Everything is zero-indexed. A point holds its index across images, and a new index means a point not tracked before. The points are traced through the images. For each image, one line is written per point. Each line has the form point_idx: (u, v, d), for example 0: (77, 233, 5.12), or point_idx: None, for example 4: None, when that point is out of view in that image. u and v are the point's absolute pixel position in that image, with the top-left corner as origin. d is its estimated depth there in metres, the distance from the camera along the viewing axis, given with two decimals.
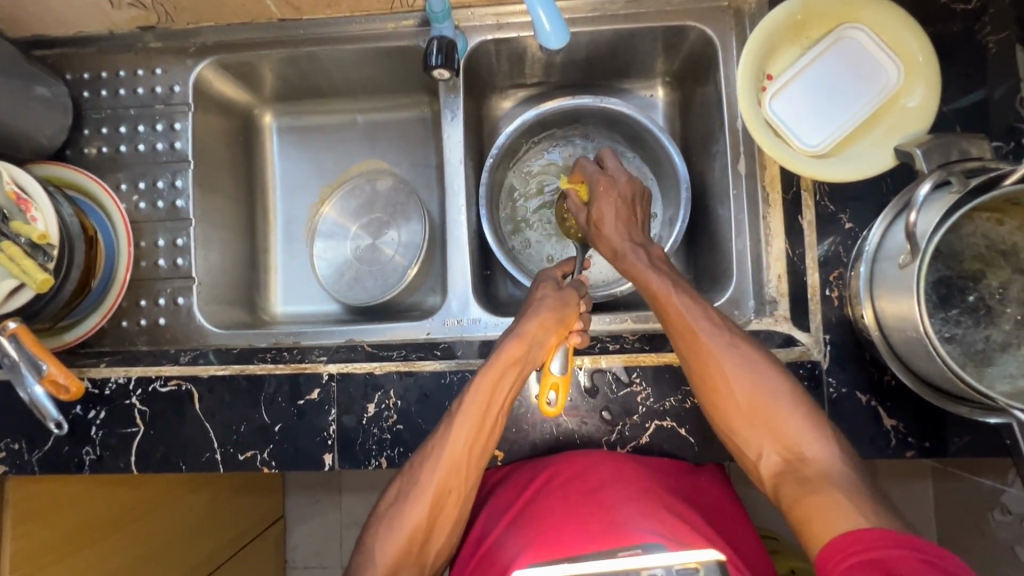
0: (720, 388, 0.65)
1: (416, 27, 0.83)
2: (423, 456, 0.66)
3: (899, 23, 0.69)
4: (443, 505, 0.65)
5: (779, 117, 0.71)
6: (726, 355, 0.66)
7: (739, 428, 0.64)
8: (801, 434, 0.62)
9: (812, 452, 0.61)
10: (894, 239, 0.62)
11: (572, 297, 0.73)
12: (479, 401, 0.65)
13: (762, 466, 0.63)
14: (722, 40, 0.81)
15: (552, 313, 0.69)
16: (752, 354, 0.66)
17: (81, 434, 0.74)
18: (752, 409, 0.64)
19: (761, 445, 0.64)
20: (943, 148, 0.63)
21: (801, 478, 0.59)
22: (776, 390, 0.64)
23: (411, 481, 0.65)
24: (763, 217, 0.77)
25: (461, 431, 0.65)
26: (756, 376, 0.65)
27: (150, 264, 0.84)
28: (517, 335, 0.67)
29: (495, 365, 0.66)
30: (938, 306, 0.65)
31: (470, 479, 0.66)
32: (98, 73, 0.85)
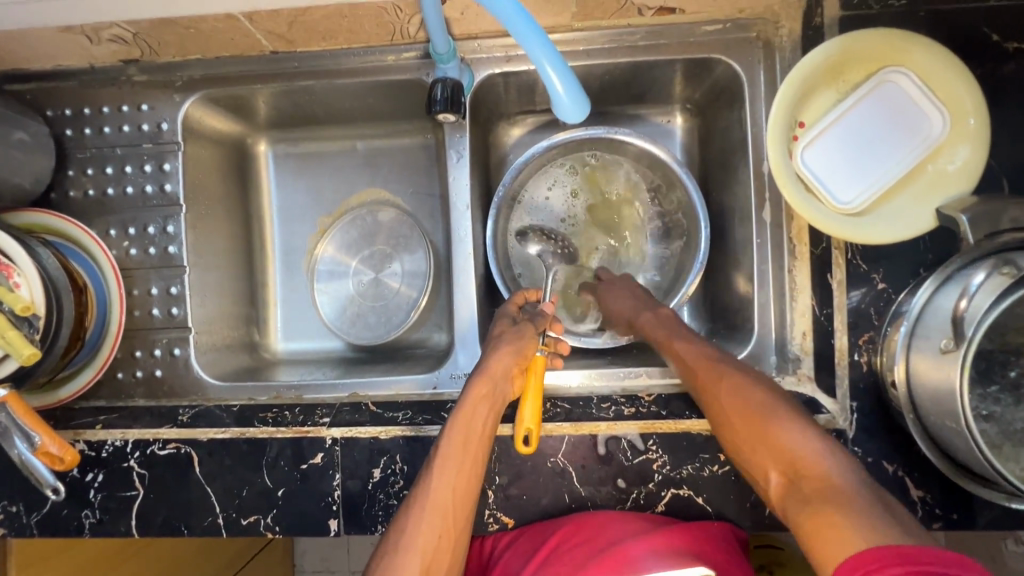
0: (725, 415, 0.61)
1: (418, 59, 0.77)
2: (409, 511, 0.60)
3: (950, 71, 0.63)
4: (436, 561, 0.58)
5: (811, 171, 0.66)
6: (716, 372, 0.63)
7: (746, 449, 0.57)
8: (803, 448, 0.53)
9: (808, 462, 0.52)
10: (936, 313, 0.58)
11: (529, 330, 0.70)
12: (455, 441, 0.62)
13: (771, 490, 0.54)
14: (749, 74, 0.75)
15: (512, 345, 0.68)
16: (746, 373, 0.63)
17: (79, 497, 0.72)
18: (751, 430, 0.58)
19: (751, 450, 0.57)
20: (991, 215, 0.58)
21: (803, 496, 0.50)
22: (772, 403, 0.59)
23: (397, 534, 0.59)
24: (788, 270, 0.73)
25: (443, 475, 0.61)
26: (745, 388, 0.61)
27: (144, 314, 0.80)
28: (481, 371, 0.66)
29: (468, 402, 0.64)
30: (976, 380, 0.61)
31: (461, 530, 0.60)
32: (80, 108, 0.80)
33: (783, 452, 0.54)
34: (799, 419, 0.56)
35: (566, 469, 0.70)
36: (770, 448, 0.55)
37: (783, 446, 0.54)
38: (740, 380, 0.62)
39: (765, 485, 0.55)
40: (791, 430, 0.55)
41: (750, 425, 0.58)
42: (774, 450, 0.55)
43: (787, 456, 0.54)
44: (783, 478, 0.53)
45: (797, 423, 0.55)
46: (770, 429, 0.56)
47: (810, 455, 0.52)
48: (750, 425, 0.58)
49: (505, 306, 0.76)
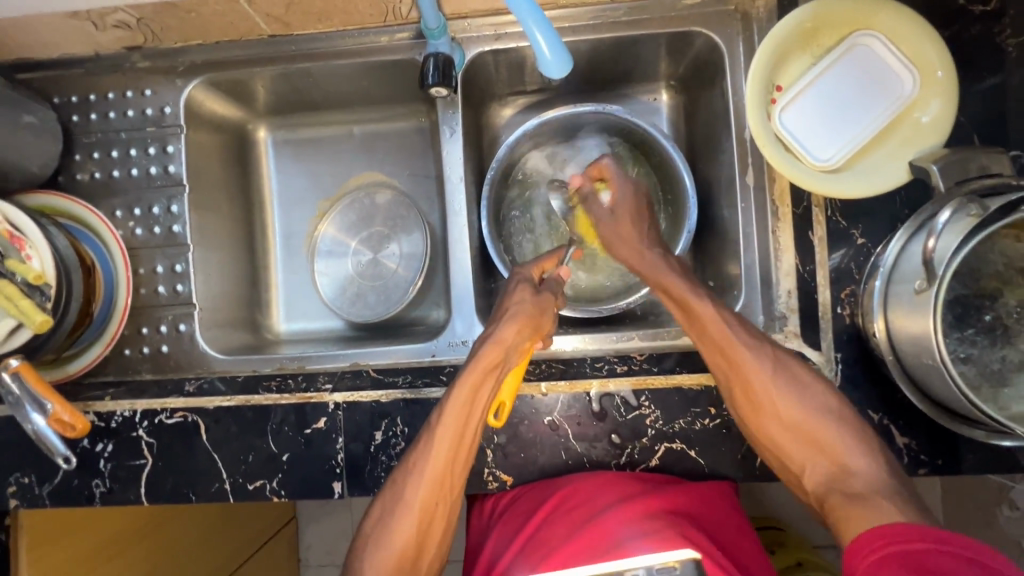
0: (768, 411, 0.66)
1: (411, 40, 0.80)
2: (407, 473, 0.65)
3: (917, 31, 0.66)
4: (431, 519, 0.64)
5: (789, 131, 0.69)
6: (766, 368, 0.66)
7: (788, 446, 0.66)
8: (846, 449, 0.64)
9: (852, 463, 0.63)
10: (909, 261, 0.61)
11: (549, 301, 0.70)
12: (458, 410, 0.64)
13: (807, 480, 0.66)
14: (729, 45, 0.78)
15: (521, 319, 0.66)
16: (767, 352, 0.67)
17: (89, 467, 0.74)
18: (799, 429, 0.66)
19: (794, 447, 0.66)
20: (960, 164, 0.61)
21: (849, 493, 0.62)
22: (812, 402, 0.65)
23: (398, 496, 0.64)
24: (772, 231, 0.75)
25: (443, 442, 0.64)
26: (784, 373, 0.66)
27: (150, 291, 0.83)
28: (493, 339, 0.65)
29: (467, 381, 0.64)
30: (953, 325, 0.63)
31: (454, 490, 0.66)
32: (86, 95, 0.83)
33: (828, 451, 0.65)
34: (834, 411, 0.65)
35: (562, 427, 0.72)
36: (812, 448, 0.65)
37: (821, 442, 0.65)
38: (788, 376, 0.66)
39: (794, 471, 0.66)
40: (826, 422, 0.65)
41: (797, 420, 0.66)
42: (819, 450, 0.65)
43: (827, 453, 0.65)
44: (827, 472, 0.65)
45: (840, 426, 0.65)
46: (808, 423, 0.65)
47: (848, 452, 0.64)
48: (794, 421, 0.66)
49: (520, 269, 0.75)
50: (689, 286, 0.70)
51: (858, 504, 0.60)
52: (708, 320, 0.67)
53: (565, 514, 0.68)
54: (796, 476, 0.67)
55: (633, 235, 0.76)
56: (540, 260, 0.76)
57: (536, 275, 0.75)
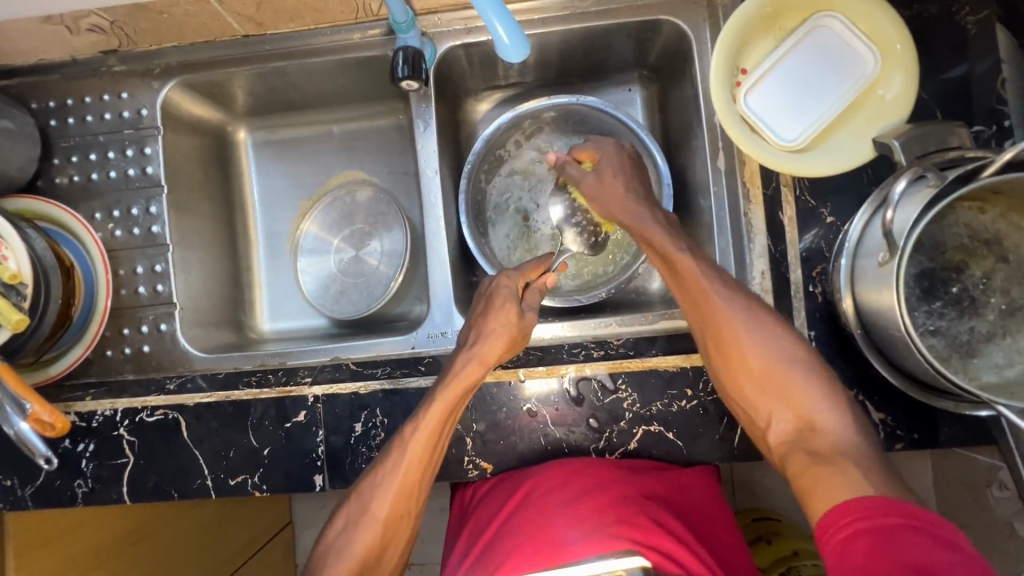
0: (738, 359, 0.67)
1: (383, 36, 0.81)
2: (373, 485, 0.66)
3: (876, 10, 0.67)
4: (397, 528, 0.66)
5: (755, 113, 0.70)
6: (736, 316, 0.67)
7: (752, 397, 0.67)
8: (813, 402, 0.65)
9: (820, 421, 0.64)
10: (873, 236, 0.62)
11: (529, 322, 0.71)
12: (433, 423, 0.65)
13: (772, 432, 0.66)
14: (696, 32, 0.79)
15: (504, 332, 0.69)
16: (740, 295, 0.68)
17: (72, 467, 0.75)
18: (764, 377, 0.67)
19: (760, 398, 0.66)
20: (922, 138, 0.62)
21: (812, 451, 0.63)
22: (781, 350, 0.67)
23: (361, 506, 0.65)
24: (744, 213, 0.76)
25: (428, 422, 0.65)
26: (755, 323, 0.67)
27: (131, 292, 0.83)
28: (477, 357, 0.68)
29: (468, 368, 0.67)
30: (921, 298, 0.64)
31: (420, 498, 0.67)
32: (64, 100, 0.84)
33: (795, 406, 0.66)
34: (804, 362, 0.66)
35: (541, 414, 0.72)
36: (778, 399, 0.66)
37: (785, 399, 0.66)
38: (757, 325, 0.67)
39: (757, 424, 0.67)
40: (796, 374, 0.66)
41: (763, 369, 0.67)
42: (784, 399, 0.66)
43: (794, 406, 0.66)
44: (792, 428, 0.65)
45: (809, 376, 0.66)
46: (777, 373, 0.66)
47: (816, 408, 0.65)
48: (760, 369, 0.67)
49: (500, 282, 0.73)
50: (668, 237, 0.72)
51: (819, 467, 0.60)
52: (684, 268, 0.70)
53: (539, 499, 0.68)
54: (762, 432, 0.67)
55: (618, 188, 0.78)
56: (524, 269, 0.76)
57: (521, 286, 0.74)
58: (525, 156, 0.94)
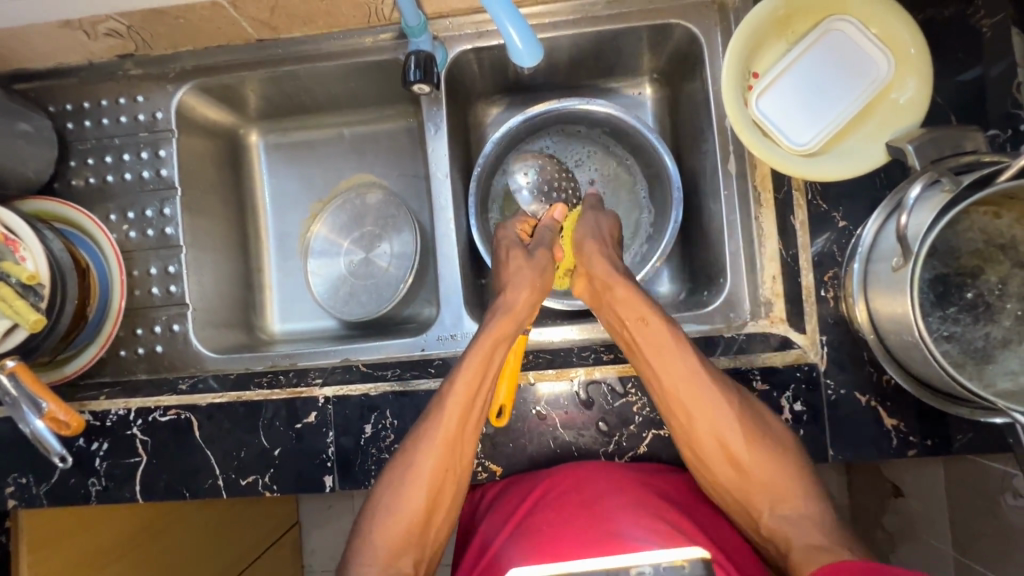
0: (717, 458, 0.67)
1: (394, 41, 0.82)
2: (416, 446, 0.66)
3: (889, 15, 0.67)
4: (443, 487, 0.66)
5: (766, 117, 0.70)
6: (709, 419, 0.66)
7: (748, 496, 0.67)
8: (799, 498, 0.65)
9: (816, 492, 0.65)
10: (887, 240, 0.61)
11: (545, 262, 0.75)
12: (471, 378, 0.66)
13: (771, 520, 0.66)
14: (707, 37, 0.79)
15: (533, 285, 0.73)
16: (727, 402, 0.66)
17: (86, 466, 0.76)
18: (753, 479, 0.66)
19: (753, 496, 0.67)
20: (936, 143, 0.62)
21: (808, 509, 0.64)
22: (764, 457, 0.65)
23: (408, 466, 0.65)
24: (755, 217, 0.76)
25: (469, 370, 0.66)
26: (739, 433, 0.66)
27: (144, 293, 0.84)
28: (505, 312, 0.70)
29: (501, 318, 0.70)
30: (935, 304, 0.63)
31: (465, 458, 0.67)
32: (81, 103, 0.86)
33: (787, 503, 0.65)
34: (785, 466, 0.65)
35: (549, 417, 0.72)
36: (767, 493, 0.66)
37: (765, 488, 0.66)
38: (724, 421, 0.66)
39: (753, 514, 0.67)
40: (774, 464, 0.65)
41: (751, 472, 0.66)
42: (772, 495, 0.66)
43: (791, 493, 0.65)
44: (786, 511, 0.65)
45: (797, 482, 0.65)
46: (755, 473, 0.66)
47: (800, 501, 0.65)
48: (748, 472, 0.66)
49: (504, 232, 0.79)
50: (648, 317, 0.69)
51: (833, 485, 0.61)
52: (654, 359, 0.68)
53: (556, 498, 0.68)
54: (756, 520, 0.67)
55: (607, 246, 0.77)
56: (520, 220, 0.82)
57: (523, 231, 0.81)
58: (580, 140, 0.94)
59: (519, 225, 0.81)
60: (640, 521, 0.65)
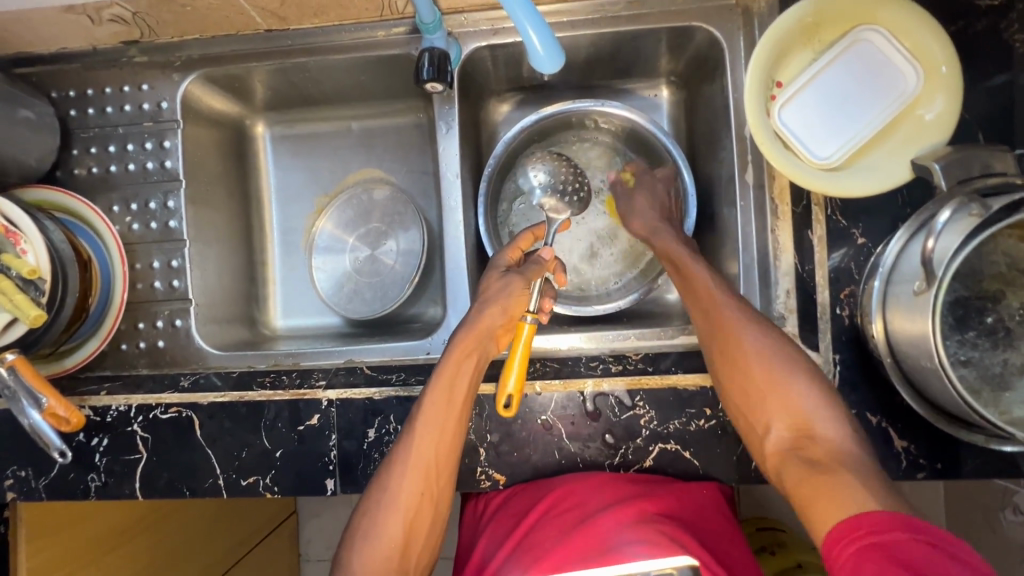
0: (743, 372, 0.65)
1: (407, 35, 0.80)
2: (393, 466, 0.65)
3: (922, 27, 0.64)
4: (418, 513, 0.64)
5: (788, 129, 0.68)
6: (742, 329, 0.65)
7: (762, 410, 0.63)
8: (812, 412, 0.62)
9: (819, 427, 0.61)
10: (909, 261, 0.60)
11: (519, 285, 0.68)
12: (439, 400, 0.65)
13: (770, 441, 0.62)
14: (730, 41, 0.76)
15: (499, 305, 0.68)
16: (755, 317, 0.67)
17: (85, 461, 0.75)
18: (772, 393, 0.63)
19: (767, 410, 0.63)
20: (963, 163, 0.60)
21: (807, 459, 0.59)
22: (786, 367, 0.64)
23: (383, 488, 0.64)
24: (771, 231, 0.74)
25: (436, 390, 0.65)
26: (767, 346, 0.65)
27: (147, 286, 0.83)
28: (468, 329, 0.67)
29: (466, 336, 0.67)
30: (954, 327, 0.62)
31: (442, 483, 0.65)
32: (84, 90, 0.83)
33: (795, 415, 0.62)
34: (811, 382, 0.63)
35: (555, 426, 0.71)
36: (786, 409, 0.62)
37: (789, 403, 0.62)
38: (754, 333, 0.65)
39: (758, 431, 0.64)
40: (796, 384, 0.63)
41: (772, 387, 0.63)
42: (786, 410, 0.62)
43: (792, 412, 0.62)
44: (790, 434, 0.62)
45: (818, 396, 0.62)
46: (780, 389, 0.63)
47: (815, 417, 0.61)
48: (770, 390, 0.63)
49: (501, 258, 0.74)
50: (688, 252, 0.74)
51: (823, 469, 0.57)
52: (701, 285, 0.70)
53: (555, 517, 0.68)
54: (758, 438, 0.64)
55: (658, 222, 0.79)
56: (515, 242, 0.75)
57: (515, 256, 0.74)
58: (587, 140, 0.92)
59: (511, 249, 0.74)
60: (636, 538, 0.64)
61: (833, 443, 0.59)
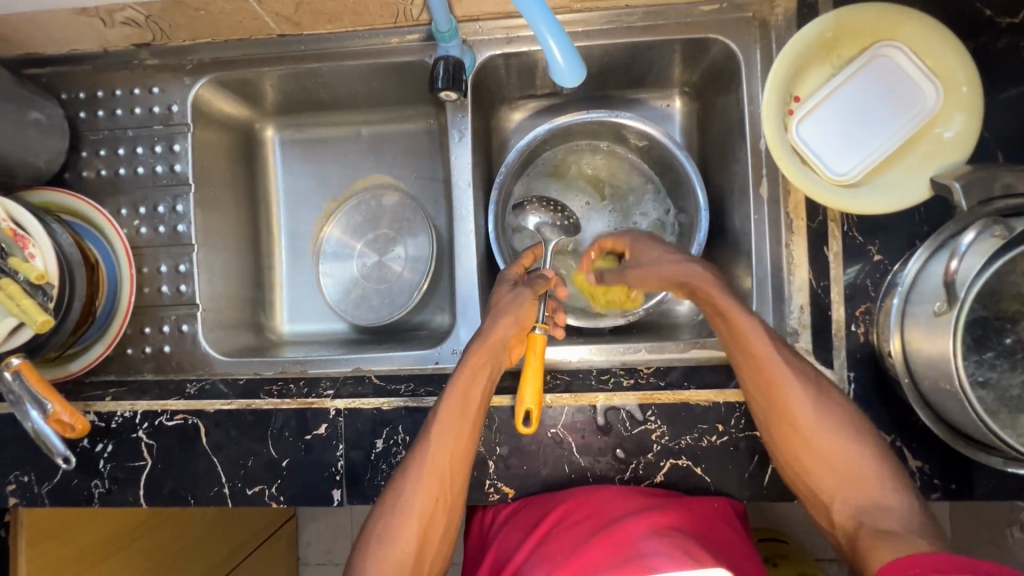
0: (798, 432, 0.62)
1: (421, 42, 0.79)
2: (408, 472, 0.64)
3: (942, 45, 0.64)
4: (432, 519, 0.63)
5: (805, 144, 0.68)
6: (792, 380, 0.62)
7: (814, 472, 0.62)
8: (880, 484, 0.60)
9: (885, 500, 0.60)
10: (929, 281, 0.59)
11: (530, 296, 0.70)
12: (455, 407, 0.65)
13: (835, 511, 0.62)
14: (746, 54, 0.76)
15: (512, 316, 0.68)
16: (804, 369, 0.63)
17: (88, 467, 0.74)
18: (830, 456, 0.62)
19: (823, 474, 0.62)
20: (984, 182, 0.59)
21: (877, 529, 0.58)
22: (848, 432, 0.62)
23: (397, 493, 0.63)
24: (785, 245, 0.73)
25: (450, 399, 0.65)
26: (822, 404, 0.62)
27: (153, 291, 0.82)
28: (482, 340, 0.67)
29: (480, 348, 0.67)
30: (972, 347, 0.61)
31: (456, 489, 0.64)
32: (93, 91, 0.83)
33: (857, 482, 0.61)
34: (876, 452, 0.62)
35: (565, 440, 0.71)
36: (846, 476, 0.61)
37: (853, 472, 0.61)
38: (812, 389, 0.62)
39: (821, 499, 0.63)
40: (864, 455, 0.61)
41: (829, 449, 0.62)
42: (845, 475, 0.61)
43: (858, 483, 0.61)
44: (853, 504, 0.61)
45: (873, 458, 0.61)
46: (844, 456, 0.62)
47: (879, 490, 0.60)
48: (827, 452, 0.62)
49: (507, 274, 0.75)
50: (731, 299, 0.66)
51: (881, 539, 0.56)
52: (741, 330, 0.63)
53: (569, 526, 0.66)
54: (822, 507, 0.63)
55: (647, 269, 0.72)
56: (518, 259, 0.77)
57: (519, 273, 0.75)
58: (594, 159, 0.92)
59: (516, 266, 0.75)
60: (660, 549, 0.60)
61: (902, 517, 0.58)
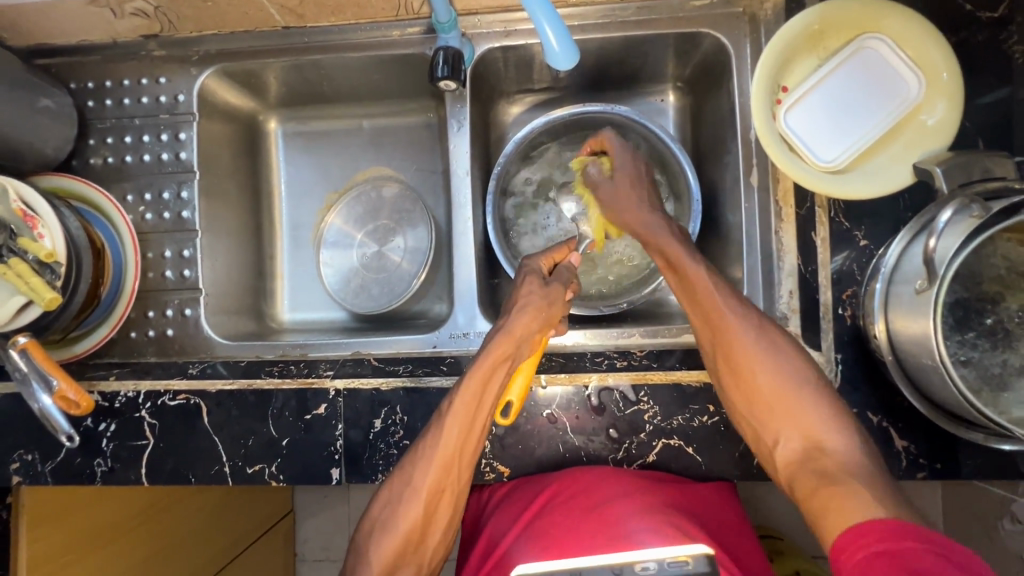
0: (746, 378, 0.65)
1: (421, 35, 0.82)
2: (415, 458, 0.65)
3: (924, 37, 0.67)
4: (437, 504, 0.64)
5: (793, 131, 0.70)
6: (739, 325, 0.66)
7: (762, 418, 0.65)
8: (822, 425, 0.62)
9: (828, 440, 0.62)
10: (911, 262, 0.61)
11: (559, 295, 0.71)
12: (470, 400, 0.64)
13: (779, 453, 0.64)
14: (736, 47, 0.78)
15: (537, 312, 0.68)
16: (752, 314, 0.67)
17: (91, 446, 0.75)
18: (776, 400, 0.64)
19: (769, 420, 0.64)
20: (964, 167, 0.61)
21: (819, 469, 0.60)
22: (793, 377, 0.65)
23: (404, 480, 0.64)
24: (775, 231, 0.75)
25: (467, 390, 0.65)
26: (766, 345, 0.65)
27: (157, 275, 0.84)
28: (504, 333, 0.66)
29: (503, 341, 0.66)
30: (954, 328, 0.63)
31: (462, 478, 0.65)
32: (102, 81, 0.85)
33: (801, 425, 0.63)
34: (822, 397, 0.64)
35: (559, 420, 0.72)
36: (793, 422, 0.64)
37: (797, 417, 0.64)
38: (756, 332, 0.66)
39: (766, 442, 0.65)
40: (808, 398, 0.64)
41: (773, 391, 0.65)
42: (790, 419, 0.64)
43: (798, 424, 0.63)
44: (800, 447, 0.63)
45: (823, 405, 0.63)
46: (790, 400, 0.64)
47: (824, 430, 0.62)
48: (771, 395, 0.65)
49: (530, 263, 0.74)
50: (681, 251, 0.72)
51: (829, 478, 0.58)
52: (691, 276, 0.69)
53: (562, 504, 0.69)
54: (767, 450, 0.65)
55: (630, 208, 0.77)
56: (550, 251, 0.76)
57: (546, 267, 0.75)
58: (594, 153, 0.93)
59: (545, 256, 0.75)
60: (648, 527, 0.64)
61: (842, 457, 0.60)
